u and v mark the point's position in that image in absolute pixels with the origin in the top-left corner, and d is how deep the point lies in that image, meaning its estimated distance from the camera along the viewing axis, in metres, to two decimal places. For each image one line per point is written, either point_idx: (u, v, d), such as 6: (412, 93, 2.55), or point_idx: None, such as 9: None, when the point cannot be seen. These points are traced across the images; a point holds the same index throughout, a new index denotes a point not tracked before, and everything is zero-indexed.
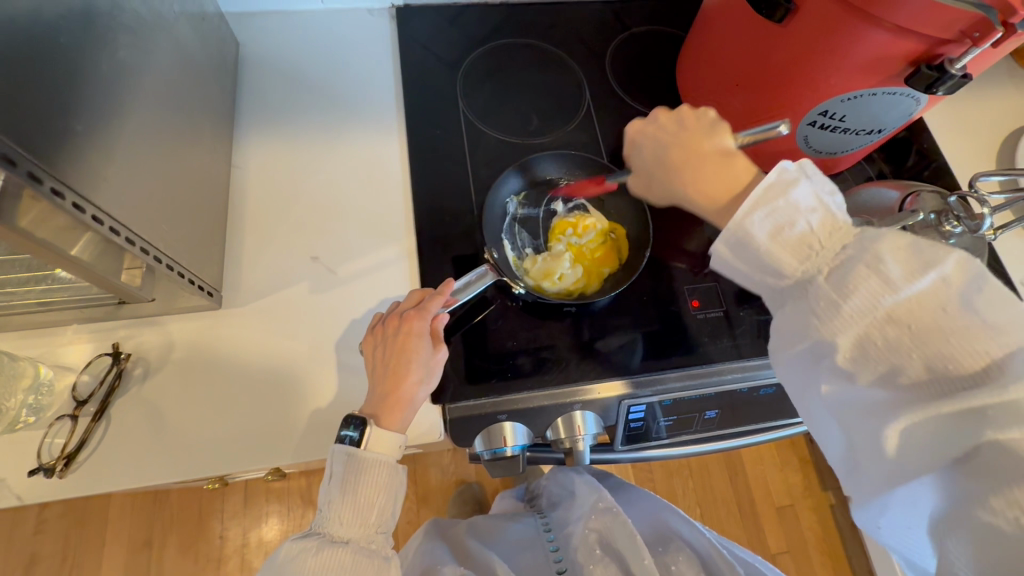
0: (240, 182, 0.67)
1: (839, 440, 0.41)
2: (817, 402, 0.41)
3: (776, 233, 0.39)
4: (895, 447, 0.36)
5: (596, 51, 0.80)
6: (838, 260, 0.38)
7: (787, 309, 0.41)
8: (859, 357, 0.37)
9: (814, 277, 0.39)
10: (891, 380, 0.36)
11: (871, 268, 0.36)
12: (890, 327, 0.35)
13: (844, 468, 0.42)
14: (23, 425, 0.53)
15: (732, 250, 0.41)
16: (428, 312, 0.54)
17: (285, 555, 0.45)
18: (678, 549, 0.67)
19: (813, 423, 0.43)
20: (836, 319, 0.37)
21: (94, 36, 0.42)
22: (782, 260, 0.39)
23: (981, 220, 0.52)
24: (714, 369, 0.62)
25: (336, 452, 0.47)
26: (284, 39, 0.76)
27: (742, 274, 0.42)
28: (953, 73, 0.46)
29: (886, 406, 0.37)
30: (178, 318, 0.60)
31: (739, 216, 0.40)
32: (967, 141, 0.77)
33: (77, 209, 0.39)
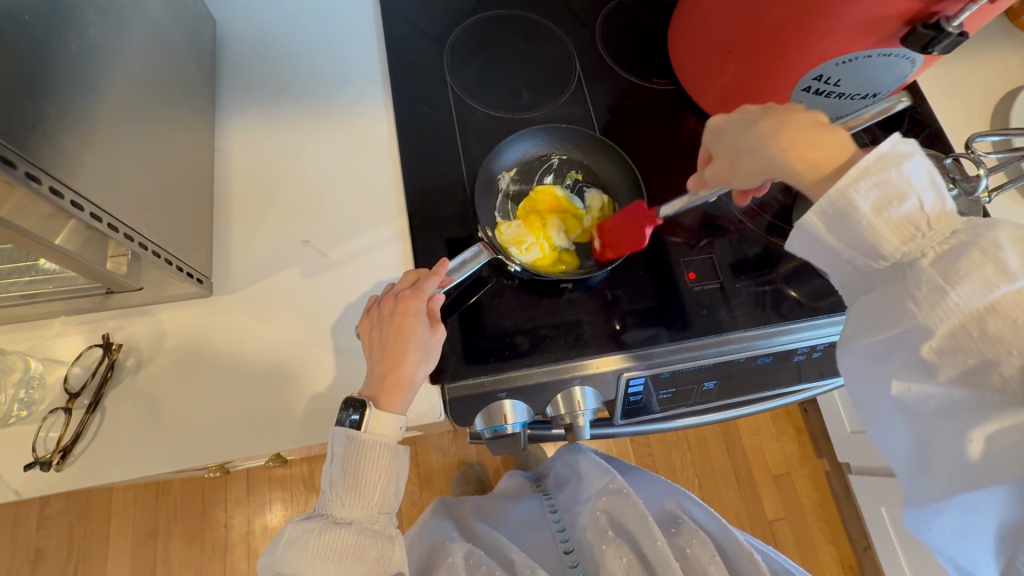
0: (225, 166, 0.65)
1: (902, 439, 0.39)
2: (879, 399, 0.39)
3: (882, 208, 0.36)
4: (980, 453, 0.35)
5: (586, 22, 0.78)
6: (946, 245, 0.36)
7: (876, 295, 0.39)
8: (950, 349, 0.35)
9: (915, 261, 0.37)
10: (981, 378, 0.34)
11: (984, 255, 0.34)
12: (989, 321, 0.33)
13: (905, 469, 0.40)
14: (15, 419, 0.52)
15: (830, 224, 0.38)
16: (424, 292, 0.53)
17: (287, 536, 0.46)
18: (691, 532, 0.64)
19: (872, 419, 0.41)
20: (940, 304, 0.35)
21: (60, 13, 0.40)
22: (886, 239, 0.37)
23: (976, 181, 0.52)
24: (717, 339, 0.62)
25: (336, 434, 0.47)
26: (263, 17, 0.73)
27: (830, 253, 0.40)
28: (950, 31, 0.45)
29: (972, 408, 0.35)
30: (169, 307, 0.58)
31: (845, 185, 0.37)
32: (961, 105, 0.77)
33: (54, 195, 0.38)
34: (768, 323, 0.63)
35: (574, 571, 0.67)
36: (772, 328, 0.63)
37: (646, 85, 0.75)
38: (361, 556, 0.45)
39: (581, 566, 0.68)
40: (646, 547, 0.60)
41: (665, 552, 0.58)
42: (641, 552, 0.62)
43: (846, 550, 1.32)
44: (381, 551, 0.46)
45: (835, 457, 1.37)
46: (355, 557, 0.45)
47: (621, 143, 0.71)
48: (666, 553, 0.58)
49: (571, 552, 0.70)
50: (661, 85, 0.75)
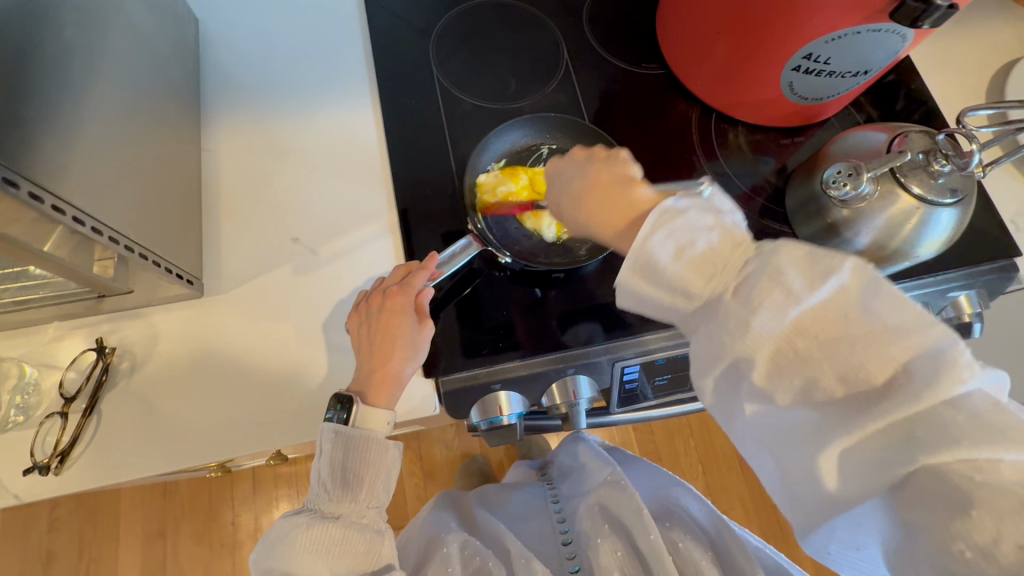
0: (212, 166, 0.65)
1: (770, 466, 0.39)
2: (742, 424, 0.40)
3: (681, 253, 0.37)
4: (832, 477, 0.35)
5: (573, 8, 0.77)
6: (741, 276, 0.36)
7: (700, 334, 0.39)
8: (776, 373, 0.35)
9: (720, 297, 0.37)
10: (809, 397, 0.35)
11: (772, 280, 0.35)
12: (799, 343, 0.34)
13: (786, 501, 0.39)
14: (12, 425, 0.53)
15: (643, 277, 0.39)
16: (411, 288, 0.53)
17: (278, 532, 0.46)
18: (683, 529, 0.64)
19: (744, 446, 0.42)
20: (748, 335, 0.35)
21: (36, 17, 0.40)
22: (688, 280, 0.38)
23: (969, 158, 0.50)
24: (636, 340, 0.60)
25: (324, 430, 0.47)
26: (245, 14, 0.73)
27: (657, 304, 0.40)
28: (938, 4, 0.45)
29: (811, 429, 0.36)
30: (161, 310, 0.58)
31: (641, 242, 0.38)
32: (957, 80, 0.76)
33: (34, 200, 0.37)
34: None
35: (570, 563, 0.66)
36: None
37: (635, 70, 0.74)
38: (350, 550, 0.45)
39: (578, 557, 0.66)
40: (640, 542, 0.59)
41: (659, 547, 0.57)
42: (633, 545, 0.62)
43: None
44: (370, 546, 0.46)
45: None
46: (343, 551, 0.45)
47: (611, 130, 0.70)
48: (659, 549, 0.57)
49: (569, 544, 0.69)
50: (650, 69, 0.74)
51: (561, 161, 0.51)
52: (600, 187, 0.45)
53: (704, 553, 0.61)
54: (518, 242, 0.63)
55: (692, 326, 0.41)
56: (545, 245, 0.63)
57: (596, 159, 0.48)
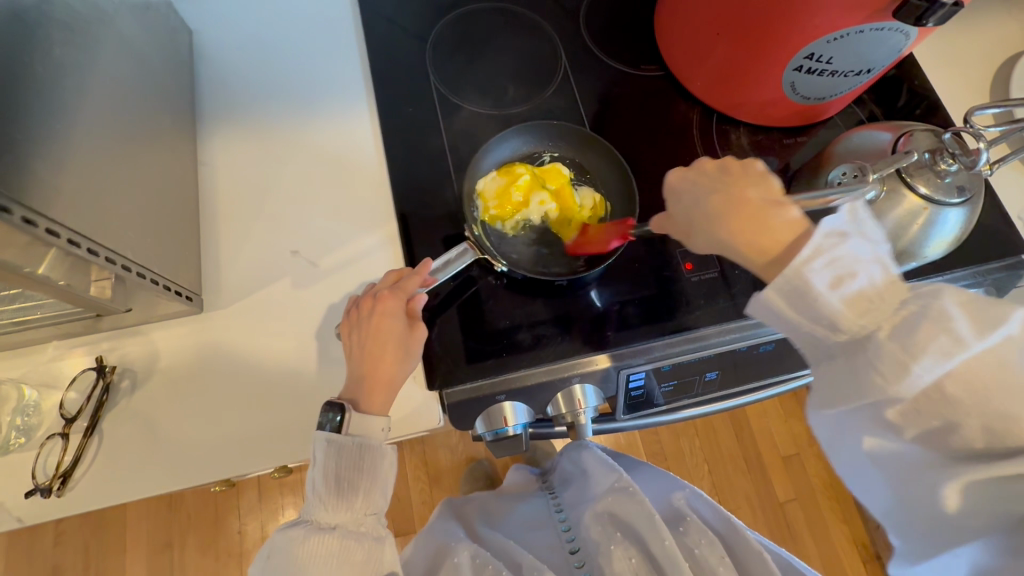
0: (209, 179, 0.64)
1: (880, 493, 0.41)
2: (852, 454, 0.41)
3: (836, 283, 0.38)
4: (954, 506, 0.37)
5: (570, 10, 0.76)
6: (899, 317, 0.37)
7: (837, 366, 0.40)
8: (913, 414, 0.37)
9: (873, 335, 0.38)
10: (941, 440, 0.37)
11: (936, 324, 0.36)
12: (946, 387, 0.36)
13: (890, 523, 0.42)
14: (14, 446, 0.52)
15: (787, 300, 0.40)
16: (404, 292, 0.53)
17: (274, 545, 0.46)
18: (699, 531, 0.63)
19: (850, 475, 0.44)
20: (902, 377, 0.36)
21: (25, 35, 0.40)
22: (840, 312, 0.38)
23: (976, 156, 0.50)
24: (696, 337, 0.60)
25: (316, 440, 0.46)
26: (240, 24, 0.72)
27: (792, 328, 0.41)
28: (943, 1, 0.44)
29: (939, 464, 0.37)
30: (161, 326, 0.58)
31: (799, 263, 0.38)
32: (960, 74, 0.75)
33: (28, 224, 0.37)
34: None
35: (580, 571, 0.66)
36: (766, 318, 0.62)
37: (634, 72, 0.73)
38: (348, 558, 0.44)
39: (587, 565, 0.67)
40: (654, 547, 0.59)
41: (675, 554, 0.57)
42: (647, 552, 0.61)
43: (858, 526, 1.32)
44: (370, 554, 0.45)
45: None
46: (342, 561, 0.44)
47: (611, 134, 0.70)
48: (675, 554, 0.57)
49: (577, 552, 0.69)
50: (648, 71, 0.73)
51: (685, 176, 0.50)
52: (746, 207, 0.43)
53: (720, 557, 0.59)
54: (515, 250, 0.62)
55: (827, 357, 0.41)
56: (543, 253, 0.63)
57: (733, 171, 0.47)
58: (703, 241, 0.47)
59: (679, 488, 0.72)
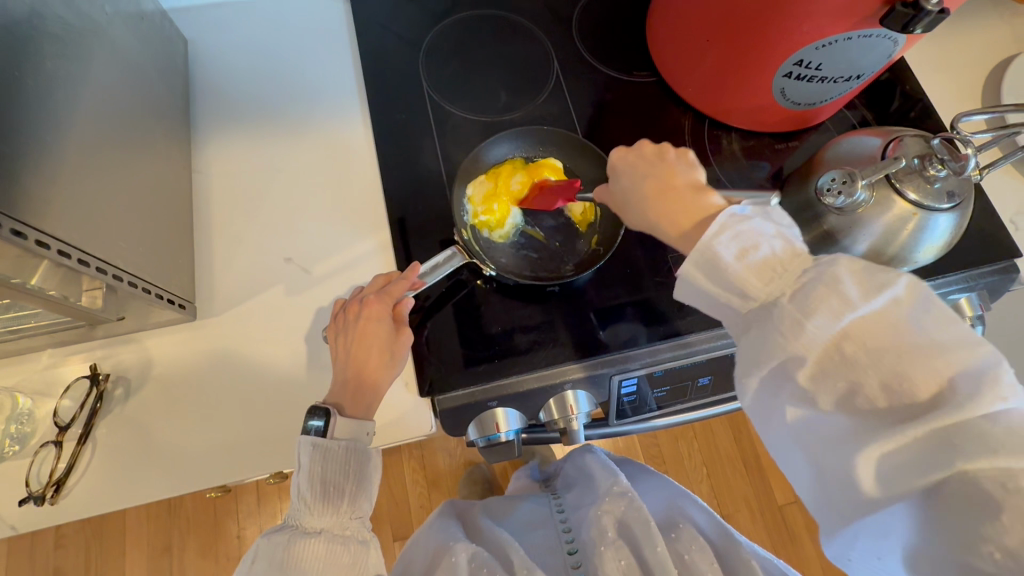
0: (203, 187, 0.65)
1: (802, 467, 0.39)
2: (780, 429, 0.39)
3: (746, 253, 0.38)
4: (873, 479, 0.35)
5: (563, 16, 0.76)
6: (800, 283, 0.36)
7: (750, 335, 0.38)
8: (821, 376, 0.35)
9: (777, 301, 0.37)
10: (850, 403, 0.35)
11: (829, 288, 0.35)
12: (846, 346, 0.35)
13: (814, 504, 0.40)
14: (8, 454, 0.53)
15: (705, 272, 0.39)
16: (390, 298, 0.53)
17: (259, 552, 0.44)
18: (691, 538, 0.63)
19: (779, 455, 0.41)
20: (801, 335, 0.35)
21: (15, 49, 0.40)
22: (748, 281, 0.38)
23: (965, 161, 0.50)
24: (685, 343, 0.60)
25: (301, 444, 0.45)
26: (235, 32, 0.73)
27: (704, 299, 0.40)
28: (929, 9, 0.43)
29: (855, 435, 0.35)
30: (155, 334, 0.58)
31: (707, 240, 0.38)
32: (953, 79, 0.75)
33: (16, 235, 0.37)
34: None
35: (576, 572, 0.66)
36: None
37: (626, 78, 0.73)
38: (336, 563, 0.44)
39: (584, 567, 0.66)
40: (647, 555, 0.59)
41: (665, 561, 0.57)
42: (639, 552, 0.61)
43: None
44: (357, 558, 0.45)
45: None
46: (329, 566, 0.43)
47: (604, 140, 0.70)
48: (665, 560, 0.58)
49: (574, 553, 0.69)
50: (641, 77, 0.74)
51: (626, 156, 0.49)
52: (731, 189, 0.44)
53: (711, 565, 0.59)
54: (503, 255, 0.62)
55: (742, 327, 0.39)
56: (531, 258, 0.63)
57: None
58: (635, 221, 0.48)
59: (678, 498, 0.73)
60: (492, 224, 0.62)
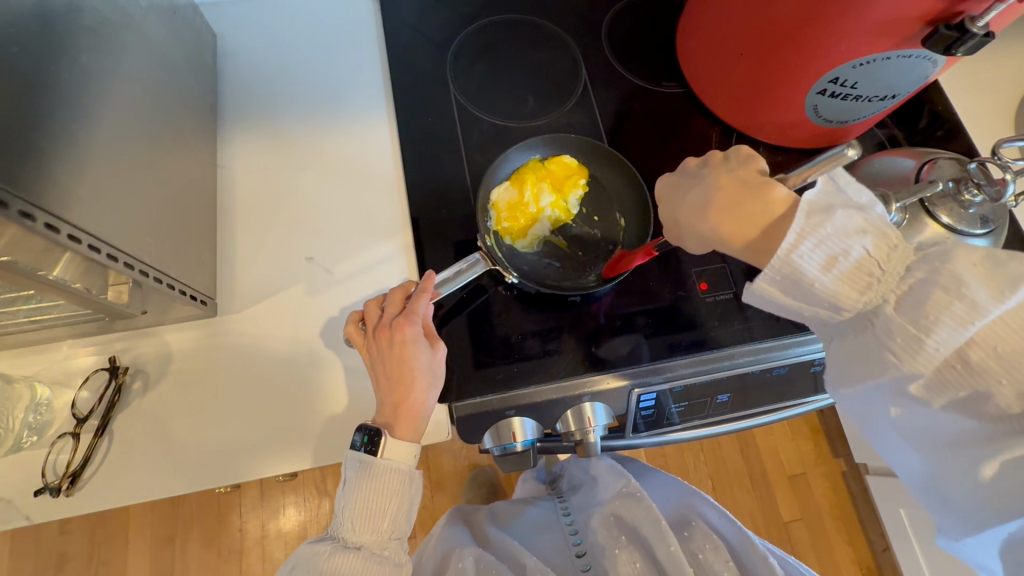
0: (227, 182, 0.64)
1: (914, 463, 0.40)
2: (884, 427, 0.40)
3: (831, 265, 0.36)
4: (994, 481, 0.36)
5: (591, 24, 0.76)
6: (905, 286, 0.36)
7: (851, 342, 0.38)
8: (937, 384, 0.35)
9: (879, 309, 0.37)
10: (976, 407, 0.35)
11: (948, 292, 0.34)
12: (970, 355, 0.34)
13: (923, 495, 0.42)
14: (26, 444, 0.53)
15: (783, 288, 0.37)
16: (417, 317, 0.51)
17: (299, 558, 0.45)
18: (704, 536, 0.63)
19: (881, 446, 0.43)
20: (919, 351, 0.35)
21: (52, 41, 0.40)
22: (839, 293, 0.36)
23: (1002, 186, 0.49)
24: (725, 354, 0.60)
25: (349, 458, 0.47)
26: (263, 28, 0.73)
27: (790, 312, 0.39)
28: (975, 32, 0.43)
29: (980, 437, 0.36)
30: (175, 329, 0.58)
31: (787, 251, 0.36)
32: (985, 101, 0.74)
33: (49, 230, 0.37)
34: (796, 333, 0.60)
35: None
36: (787, 339, 0.60)
37: (654, 88, 0.73)
38: None
39: (593, 570, 0.66)
40: (660, 556, 0.59)
41: (680, 562, 0.57)
42: (653, 557, 0.62)
43: (864, 551, 1.30)
44: None
45: (852, 457, 1.34)
46: None
47: (629, 150, 0.69)
48: (680, 560, 0.57)
49: (583, 556, 0.68)
50: (669, 87, 0.73)
51: (670, 184, 0.49)
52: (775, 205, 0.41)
53: (725, 564, 0.60)
54: (526, 262, 0.62)
55: (838, 331, 0.39)
56: (554, 267, 0.62)
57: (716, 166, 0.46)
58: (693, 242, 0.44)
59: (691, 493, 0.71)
60: (514, 232, 0.61)
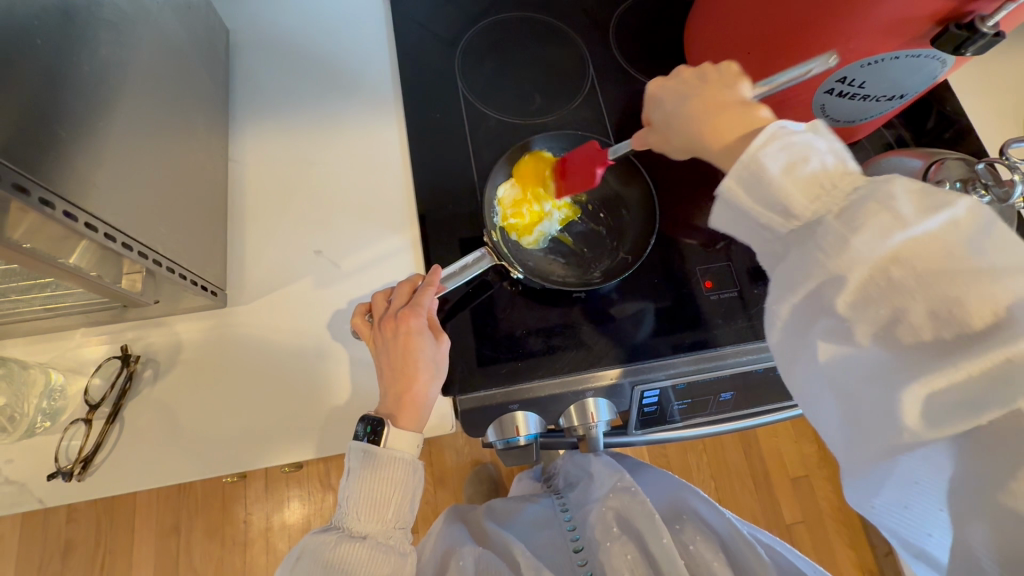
0: (238, 175, 0.65)
1: (835, 406, 0.38)
2: (808, 360, 0.38)
3: (790, 167, 0.36)
4: (917, 418, 0.32)
5: (601, 22, 0.76)
6: (848, 201, 0.35)
7: (789, 258, 0.37)
8: (862, 301, 0.33)
9: (822, 219, 0.35)
10: (890, 332, 0.33)
11: (880, 205, 0.33)
12: (893, 272, 0.32)
13: (840, 442, 0.39)
14: (40, 430, 0.54)
15: (745, 187, 0.38)
16: (422, 309, 0.52)
17: (303, 549, 0.45)
18: (695, 530, 0.64)
19: (803, 389, 0.40)
20: (845, 253, 0.33)
21: (73, 34, 0.41)
22: (792, 196, 0.36)
23: (1011, 188, 0.49)
24: (727, 351, 0.60)
25: (353, 449, 0.47)
26: (275, 24, 0.73)
27: (747, 220, 0.39)
28: (985, 32, 0.43)
29: (892, 367, 0.33)
30: (185, 319, 0.59)
31: (753, 149, 0.37)
32: (994, 103, 0.74)
33: (68, 218, 0.38)
34: None
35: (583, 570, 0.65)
36: None
37: None
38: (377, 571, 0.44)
39: (590, 565, 0.65)
40: (653, 546, 0.60)
41: (672, 551, 0.58)
42: (645, 549, 0.62)
43: (867, 555, 1.29)
44: (395, 569, 0.45)
45: None
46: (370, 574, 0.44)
47: (635, 148, 0.69)
48: (673, 554, 0.58)
49: (580, 551, 0.67)
50: None
51: (664, 85, 0.50)
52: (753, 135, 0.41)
53: (714, 552, 0.61)
54: (531, 258, 0.62)
55: (784, 250, 0.38)
56: (559, 263, 0.63)
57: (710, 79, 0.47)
58: (679, 145, 0.48)
59: (681, 486, 0.72)
60: (521, 227, 0.62)
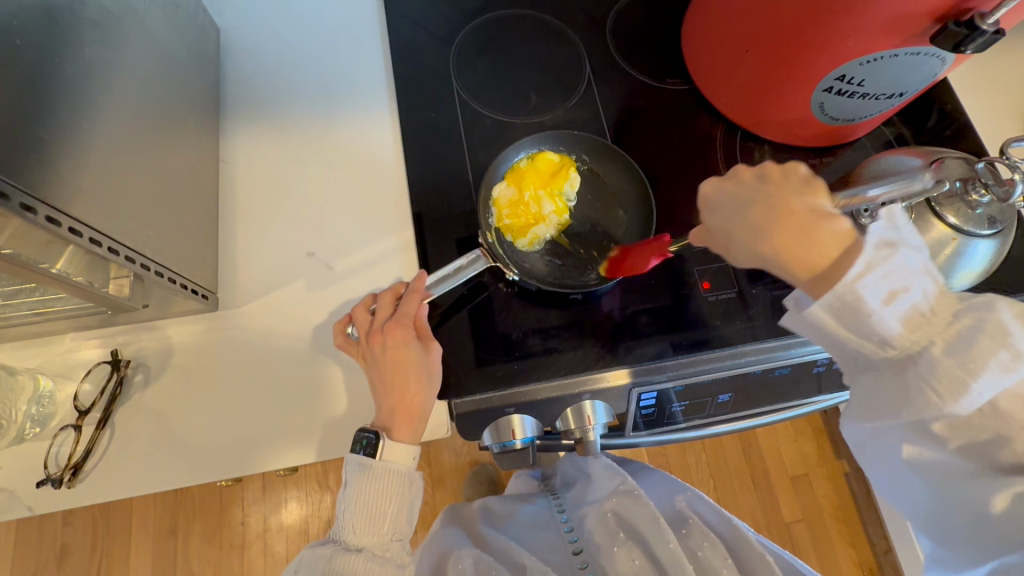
0: (230, 176, 0.65)
1: (915, 489, 0.42)
2: (891, 458, 0.41)
3: (891, 299, 0.34)
4: (1000, 509, 0.37)
5: (597, 20, 0.75)
6: (952, 331, 0.35)
7: (881, 380, 0.37)
8: (960, 427, 0.36)
9: (923, 350, 0.35)
10: (990, 452, 0.36)
11: (994, 339, 0.33)
12: (1000, 402, 0.34)
13: (927, 517, 0.43)
14: (29, 436, 0.53)
15: (838, 320, 0.36)
16: (407, 318, 0.52)
17: (300, 563, 0.45)
18: (702, 534, 0.62)
19: (879, 470, 0.44)
20: (959, 395, 0.34)
21: (55, 34, 0.40)
22: (894, 330, 0.35)
23: (1011, 187, 0.48)
24: (729, 353, 0.59)
25: (349, 463, 0.47)
26: (267, 23, 0.72)
27: (829, 339, 0.38)
28: (985, 29, 0.42)
29: (974, 473, 0.37)
30: (176, 323, 0.58)
31: (850, 279, 0.34)
32: (994, 100, 0.73)
33: (51, 223, 0.37)
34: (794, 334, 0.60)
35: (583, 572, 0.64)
36: (788, 339, 0.60)
37: (657, 84, 0.72)
38: None
39: (591, 567, 0.65)
40: (659, 550, 0.60)
41: (678, 556, 0.58)
42: (653, 555, 0.61)
43: (867, 553, 1.29)
44: None
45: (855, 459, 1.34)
46: None
47: (632, 147, 0.69)
48: (679, 558, 0.57)
49: (580, 553, 0.67)
50: (673, 84, 0.72)
51: (705, 175, 0.46)
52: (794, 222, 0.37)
53: (722, 560, 0.59)
54: (527, 261, 0.61)
55: (869, 366, 0.38)
56: (556, 266, 0.62)
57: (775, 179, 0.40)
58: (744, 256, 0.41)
59: (680, 491, 0.72)
60: (517, 229, 0.61)
